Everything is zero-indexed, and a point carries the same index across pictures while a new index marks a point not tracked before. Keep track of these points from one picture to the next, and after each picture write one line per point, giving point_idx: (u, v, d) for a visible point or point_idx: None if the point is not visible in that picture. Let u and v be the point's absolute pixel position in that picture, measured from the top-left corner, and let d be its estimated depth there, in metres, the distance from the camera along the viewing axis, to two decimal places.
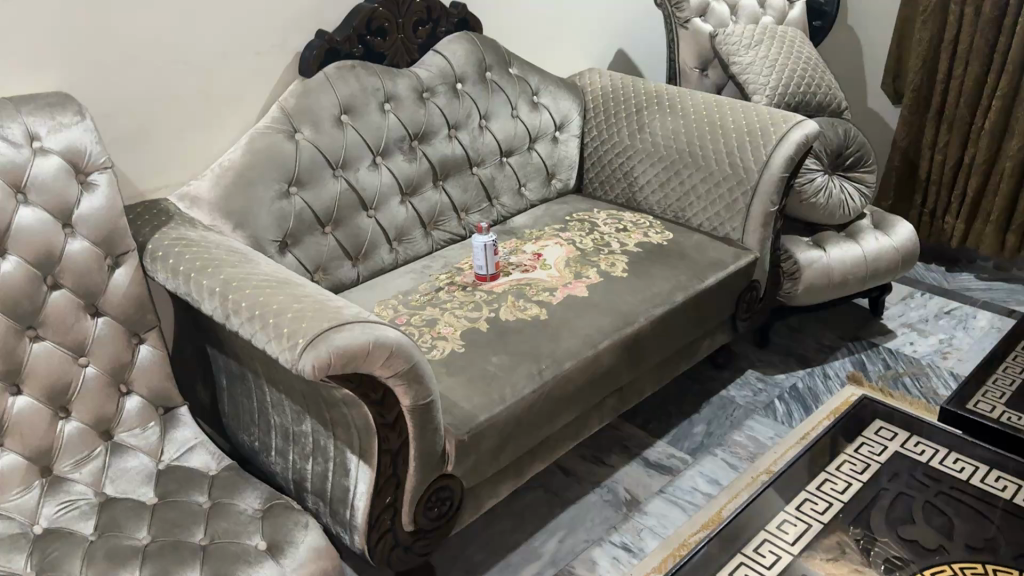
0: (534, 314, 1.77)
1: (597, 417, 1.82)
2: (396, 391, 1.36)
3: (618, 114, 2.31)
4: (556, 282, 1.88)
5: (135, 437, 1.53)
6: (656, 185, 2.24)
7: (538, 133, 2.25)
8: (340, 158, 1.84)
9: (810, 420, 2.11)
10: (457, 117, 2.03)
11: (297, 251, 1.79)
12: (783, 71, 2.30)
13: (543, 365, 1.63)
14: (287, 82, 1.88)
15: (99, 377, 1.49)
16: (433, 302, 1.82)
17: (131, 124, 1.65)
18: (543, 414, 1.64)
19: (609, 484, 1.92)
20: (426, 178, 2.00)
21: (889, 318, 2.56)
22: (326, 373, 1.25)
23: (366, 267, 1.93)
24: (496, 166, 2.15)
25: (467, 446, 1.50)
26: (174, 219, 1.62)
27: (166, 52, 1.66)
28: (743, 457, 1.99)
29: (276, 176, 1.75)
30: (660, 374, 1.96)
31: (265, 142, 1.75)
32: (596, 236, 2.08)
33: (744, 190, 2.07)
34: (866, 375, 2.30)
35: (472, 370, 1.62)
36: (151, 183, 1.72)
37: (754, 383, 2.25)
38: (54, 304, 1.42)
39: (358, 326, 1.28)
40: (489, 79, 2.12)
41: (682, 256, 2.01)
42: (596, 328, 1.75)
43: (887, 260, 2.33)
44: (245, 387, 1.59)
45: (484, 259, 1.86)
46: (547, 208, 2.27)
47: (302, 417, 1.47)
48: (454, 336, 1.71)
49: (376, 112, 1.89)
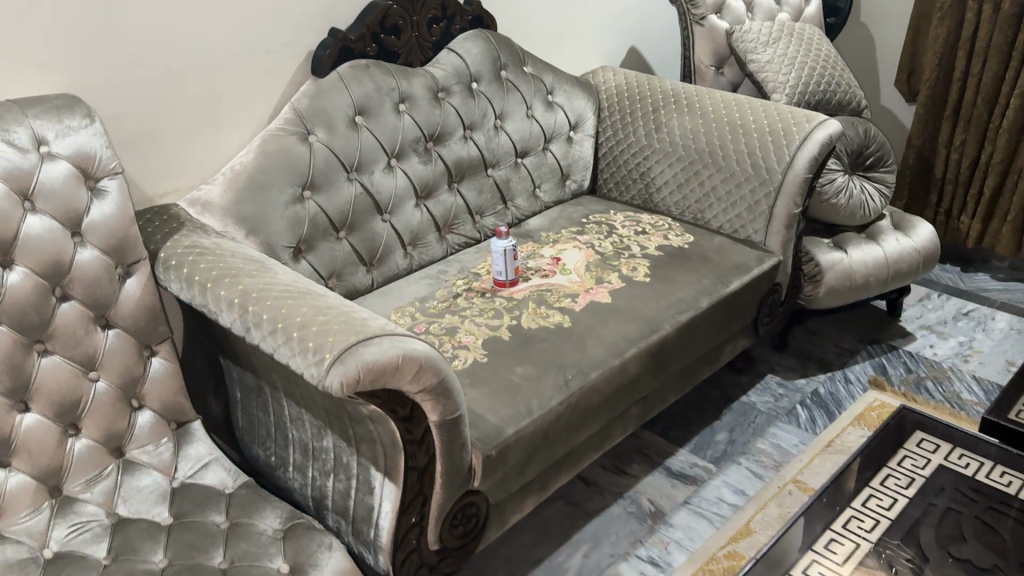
0: (557, 322, 1.71)
1: (621, 427, 1.77)
2: (424, 407, 1.31)
3: (634, 113, 2.25)
4: (578, 288, 1.82)
5: (147, 454, 1.47)
6: (674, 186, 2.18)
7: (553, 133, 2.19)
8: (355, 160, 1.78)
9: (834, 427, 2.07)
10: (472, 117, 1.97)
11: (311, 257, 1.74)
12: (802, 69, 2.25)
13: (569, 376, 1.58)
14: (299, 82, 1.81)
15: (110, 392, 1.43)
16: (451, 309, 1.76)
17: (140, 127, 1.59)
18: (569, 426, 1.59)
19: (632, 494, 1.87)
20: (441, 180, 1.94)
21: (907, 320, 2.51)
22: (354, 390, 1.19)
23: (381, 273, 1.87)
24: (511, 168, 2.09)
25: (494, 461, 1.44)
26: (186, 226, 1.56)
27: (176, 52, 1.59)
28: (768, 466, 1.95)
29: (289, 180, 1.69)
30: (684, 381, 1.91)
31: (278, 145, 1.69)
32: (615, 239, 2.03)
33: (767, 191, 2.02)
34: (888, 379, 2.26)
35: (497, 380, 1.56)
36: (160, 188, 1.65)
37: (775, 389, 2.21)
38: (62, 316, 1.36)
39: (387, 340, 1.23)
40: (504, 79, 2.06)
41: (704, 260, 1.96)
42: (622, 335, 1.69)
43: (908, 261, 2.29)
44: (261, 400, 1.52)
45: (503, 264, 1.80)
46: (563, 210, 2.21)
47: (322, 432, 1.41)
48: (475, 345, 1.65)
49: (392, 113, 1.83)
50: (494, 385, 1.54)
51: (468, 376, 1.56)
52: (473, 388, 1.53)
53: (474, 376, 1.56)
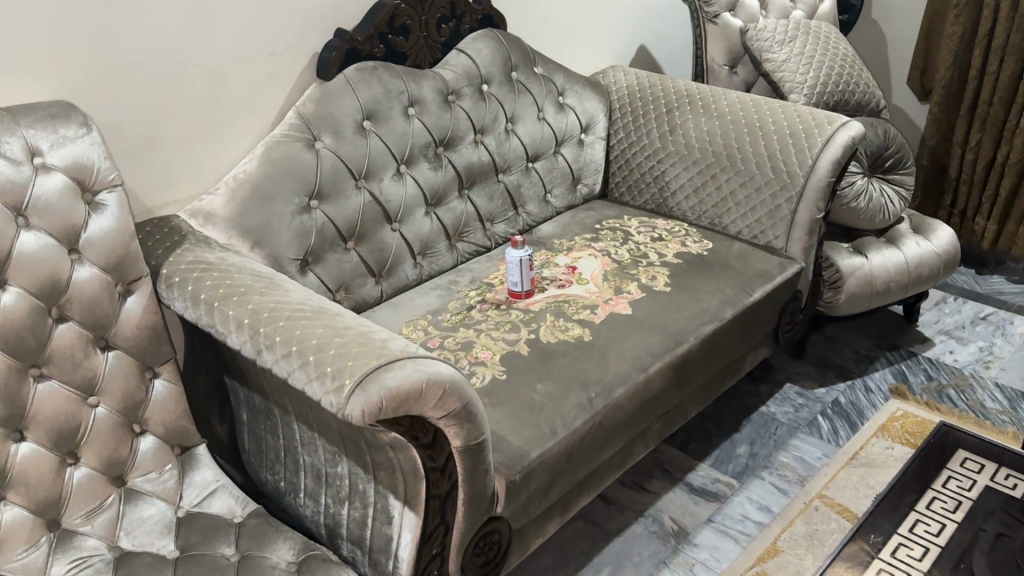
0: (577, 335, 1.64)
1: (644, 443, 1.70)
2: (448, 432, 1.23)
3: (647, 115, 2.18)
4: (597, 299, 1.75)
5: (150, 482, 1.39)
6: (690, 190, 2.11)
7: (565, 136, 2.11)
8: (363, 168, 1.70)
9: (858, 438, 2.01)
10: (483, 121, 1.90)
11: (319, 270, 1.66)
12: (819, 69, 2.18)
13: (593, 393, 1.51)
14: (304, 85, 1.73)
15: (111, 417, 1.35)
16: (465, 322, 1.68)
17: (139, 135, 1.50)
18: (593, 446, 1.52)
19: (653, 513, 1.80)
20: (452, 187, 1.86)
21: (924, 325, 2.46)
22: (376, 418, 1.11)
23: (390, 285, 1.79)
24: (523, 173, 2.01)
25: (518, 486, 1.37)
26: (188, 239, 1.48)
27: (176, 56, 1.51)
28: (792, 481, 1.89)
29: (295, 189, 1.61)
30: (706, 393, 1.84)
31: (283, 152, 1.61)
32: (632, 245, 1.96)
33: (788, 195, 1.95)
34: (909, 387, 2.20)
35: (517, 398, 1.48)
36: (160, 199, 1.57)
37: (794, 399, 2.15)
38: (60, 338, 1.27)
39: (410, 364, 1.15)
40: (515, 80, 1.98)
41: (725, 267, 1.89)
42: (645, 349, 1.62)
43: (929, 266, 2.23)
44: (269, 423, 1.44)
45: (519, 275, 1.72)
46: (575, 216, 2.13)
47: (337, 458, 1.34)
48: (493, 361, 1.57)
49: (401, 117, 1.75)
50: (515, 404, 1.47)
51: (487, 394, 1.49)
52: (493, 407, 1.46)
53: (493, 394, 1.49)
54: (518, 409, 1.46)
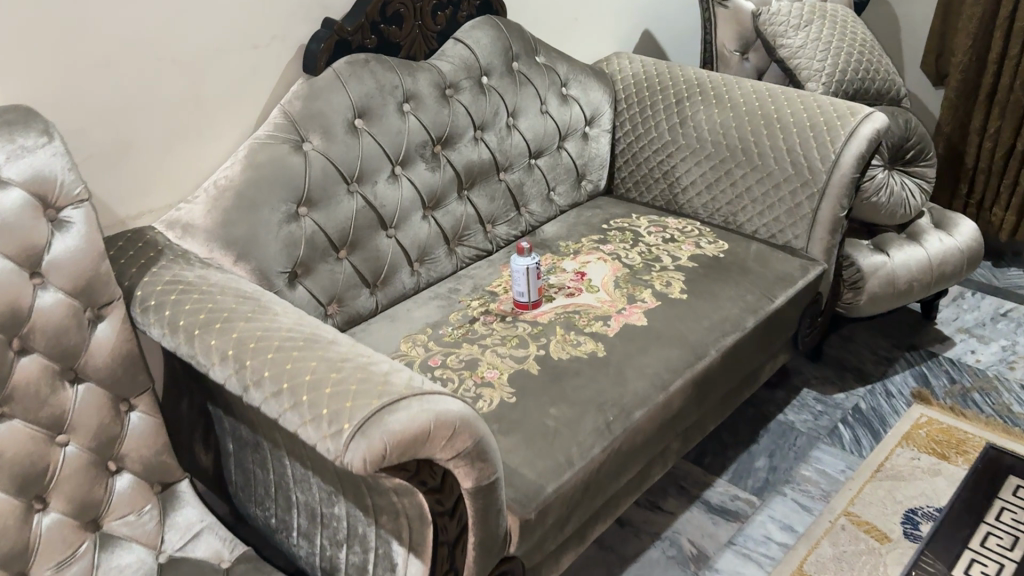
0: (590, 351, 1.51)
1: (662, 464, 1.58)
2: (457, 472, 1.11)
3: (655, 105, 2.05)
4: (609, 308, 1.62)
5: (128, 526, 1.26)
6: (702, 186, 1.99)
7: (568, 130, 1.98)
8: (355, 170, 1.56)
9: (881, 448, 1.91)
10: (483, 116, 1.76)
11: (309, 283, 1.53)
12: (838, 55, 2.06)
13: (611, 417, 1.39)
14: (289, 80, 1.59)
15: (82, 456, 1.21)
16: (469, 337, 1.56)
17: (107, 140, 1.36)
18: (611, 473, 1.40)
19: (670, 535, 1.70)
20: (451, 188, 1.73)
21: (943, 323, 2.35)
22: (380, 466, 0.99)
23: (387, 296, 1.67)
24: (525, 170, 1.88)
25: (534, 523, 1.25)
26: (165, 255, 1.35)
27: (148, 52, 1.36)
28: (815, 497, 1.79)
29: (282, 196, 1.48)
30: (725, 406, 1.72)
31: (268, 155, 1.47)
32: (643, 248, 1.83)
33: (809, 192, 1.83)
34: (932, 390, 2.09)
35: (529, 425, 1.36)
36: (133, 210, 1.43)
37: (813, 405, 2.04)
38: (22, 371, 1.13)
39: (415, 402, 1.03)
40: (516, 71, 1.85)
41: (744, 271, 1.77)
42: (664, 365, 1.50)
43: (952, 262, 2.12)
44: (258, 456, 1.32)
45: (526, 285, 1.59)
46: (580, 214, 2.01)
47: (334, 498, 1.21)
48: (501, 380, 1.45)
49: (395, 114, 1.62)
50: (527, 431, 1.35)
51: (496, 419, 1.37)
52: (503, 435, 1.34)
53: (503, 419, 1.37)
54: (530, 437, 1.34)
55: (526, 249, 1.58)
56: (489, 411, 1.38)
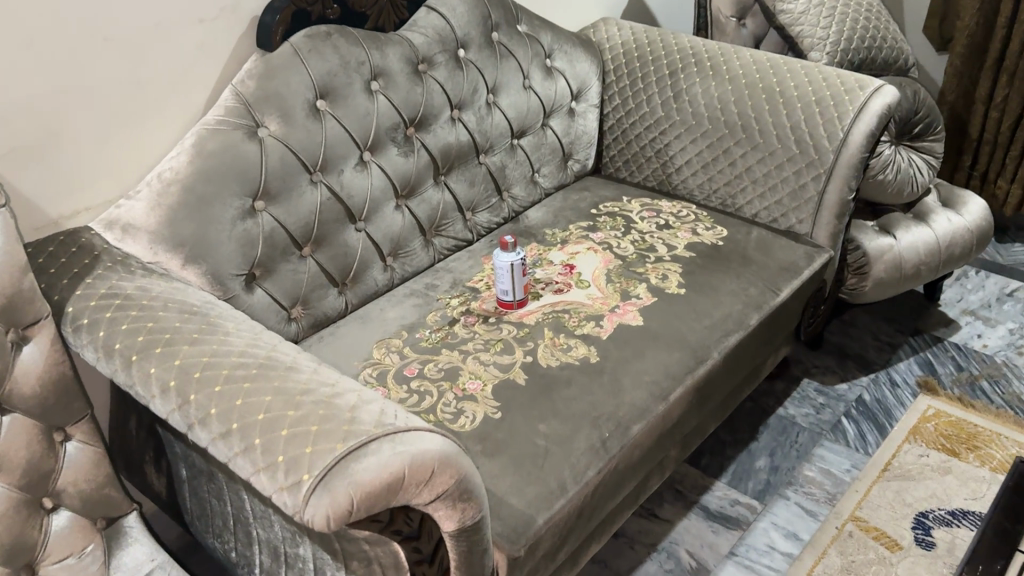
0: (582, 356, 1.38)
1: (660, 475, 1.46)
2: (437, 514, 0.97)
3: (646, 77, 1.89)
4: (602, 307, 1.49)
5: (68, 570, 1.13)
6: (697, 165, 1.84)
7: (553, 106, 1.82)
8: (319, 158, 1.40)
9: (888, 445, 1.80)
10: (461, 94, 1.60)
11: (269, 285, 1.38)
12: (843, 22, 1.91)
13: (606, 433, 1.25)
14: (242, 57, 1.42)
15: (9, 497, 1.05)
16: (448, 343, 1.42)
17: (31, 132, 1.19)
18: (607, 494, 1.27)
19: (667, 546, 1.58)
20: (426, 174, 1.57)
21: (947, 305, 2.24)
22: (346, 521, 0.85)
23: (357, 295, 1.52)
24: (507, 152, 1.73)
25: (524, 559, 1.12)
26: (102, 262, 1.19)
27: (75, 28, 1.19)
28: (820, 500, 1.68)
29: (236, 190, 1.32)
30: (726, 408, 1.60)
31: (219, 143, 1.31)
32: (635, 235, 1.70)
33: (814, 173, 1.70)
34: (939, 379, 1.98)
35: (516, 444, 1.23)
36: (66, 209, 1.27)
37: (814, 397, 1.93)
38: None
39: (387, 444, 0.89)
40: (496, 42, 1.68)
41: (745, 261, 1.63)
42: (663, 372, 1.37)
43: (960, 243, 1.99)
44: (214, 486, 1.18)
45: (510, 282, 1.45)
46: (566, 198, 1.86)
47: (298, 538, 1.08)
48: (484, 392, 1.31)
49: (362, 94, 1.45)
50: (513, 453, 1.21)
51: (480, 438, 1.24)
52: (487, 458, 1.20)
53: (487, 438, 1.23)
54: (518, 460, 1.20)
55: (510, 243, 1.43)
56: (472, 430, 1.25)
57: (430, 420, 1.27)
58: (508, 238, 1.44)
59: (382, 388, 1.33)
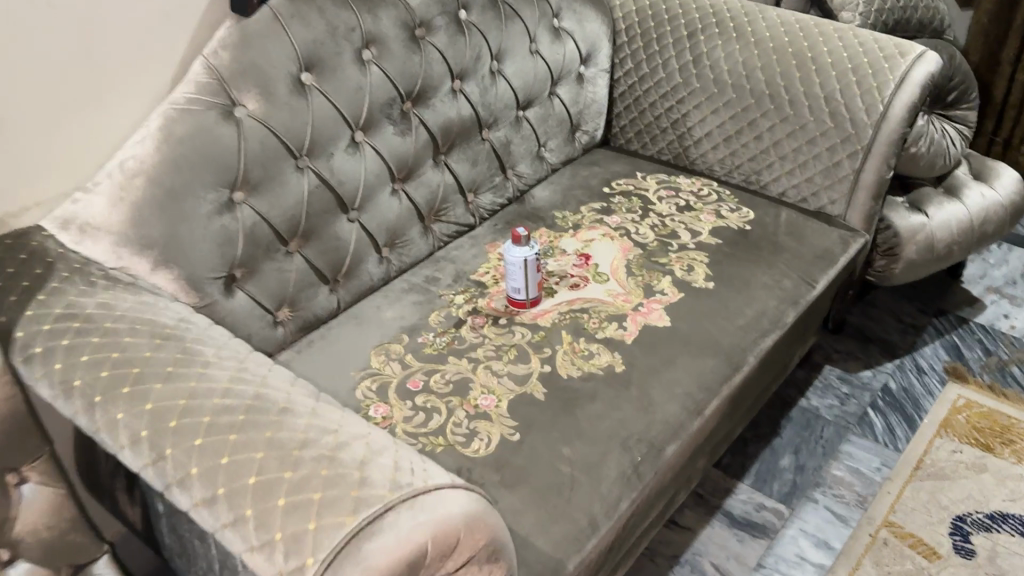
0: (606, 365, 1.23)
1: (687, 489, 1.33)
2: None
3: (663, 40, 1.71)
4: (624, 305, 1.34)
5: None
6: (719, 138, 1.68)
7: (561, 72, 1.64)
8: (305, 141, 1.23)
9: (918, 440, 1.68)
10: (463, 62, 1.42)
11: (251, 287, 1.22)
12: None
13: (638, 457, 1.12)
14: (213, 23, 1.23)
15: None
16: (454, 350, 1.27)
17: None
18: (637, 522, 1.14)
19: (690, 559, 1.47)
20: (425, 155, 1.40)
21: (970, 282, 2.12)
22: None
23: (350, 292, 1.36)
24: (512, 126, 1.56)
25: None
26: (58, 272, 1.02)
27: None
28: (851, 503, 1.56)
29: (212, 180, 1.14)
30: (755, 409, 1.47)
31: (190, 126, 1.13)
32: (654, 219, 1.54)
33: (850, 150, 1.54)
34: (967, 365, 1.87)
35: (538, 473, 1.08)
36: (13, 205, 1.09)
37: (838, 387, 1.81)
38: None
39: (405, 512, 0.74)
40: (501, 3, 1.50)
41: (776, 249, 1.49)
42: (696, 382, 1.23)
43: (992, 219, 1.86)
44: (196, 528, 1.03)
45: (522, 280, 1.29)
46: (575, 175, 1.70)
47: None
48: (499, 410, 1.17)
49: (353, 65, 1.27)
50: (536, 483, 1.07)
51: (497, 465, 1.09)
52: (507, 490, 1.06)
53: (505, 466, 1.09)
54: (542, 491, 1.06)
55: (523, 236, 1.28)
56: (488, 455, 1.11)
57: (440, 444, 1.12)
58: (520, 230, 1.28)
59: (383, 404, 1.18)
